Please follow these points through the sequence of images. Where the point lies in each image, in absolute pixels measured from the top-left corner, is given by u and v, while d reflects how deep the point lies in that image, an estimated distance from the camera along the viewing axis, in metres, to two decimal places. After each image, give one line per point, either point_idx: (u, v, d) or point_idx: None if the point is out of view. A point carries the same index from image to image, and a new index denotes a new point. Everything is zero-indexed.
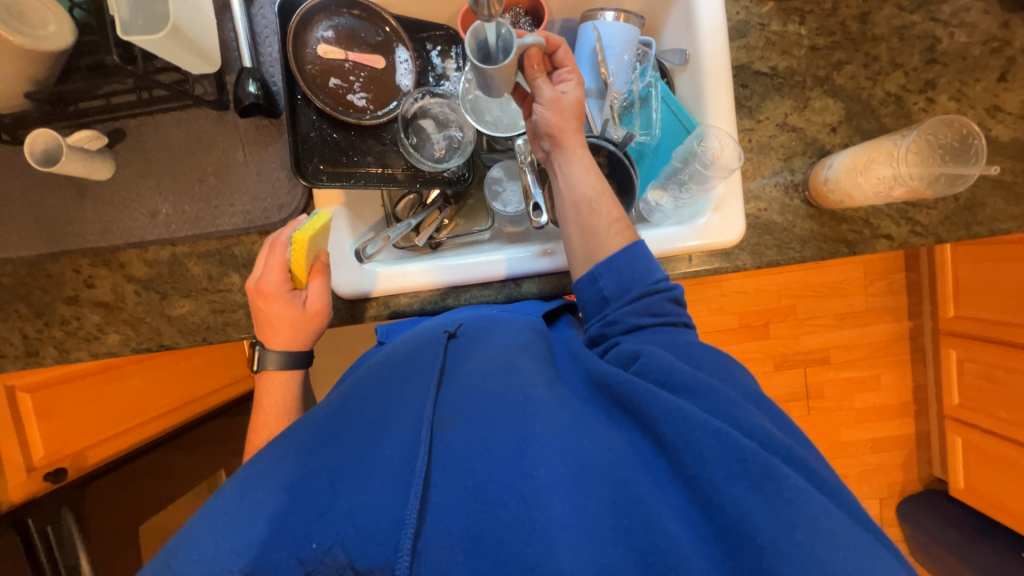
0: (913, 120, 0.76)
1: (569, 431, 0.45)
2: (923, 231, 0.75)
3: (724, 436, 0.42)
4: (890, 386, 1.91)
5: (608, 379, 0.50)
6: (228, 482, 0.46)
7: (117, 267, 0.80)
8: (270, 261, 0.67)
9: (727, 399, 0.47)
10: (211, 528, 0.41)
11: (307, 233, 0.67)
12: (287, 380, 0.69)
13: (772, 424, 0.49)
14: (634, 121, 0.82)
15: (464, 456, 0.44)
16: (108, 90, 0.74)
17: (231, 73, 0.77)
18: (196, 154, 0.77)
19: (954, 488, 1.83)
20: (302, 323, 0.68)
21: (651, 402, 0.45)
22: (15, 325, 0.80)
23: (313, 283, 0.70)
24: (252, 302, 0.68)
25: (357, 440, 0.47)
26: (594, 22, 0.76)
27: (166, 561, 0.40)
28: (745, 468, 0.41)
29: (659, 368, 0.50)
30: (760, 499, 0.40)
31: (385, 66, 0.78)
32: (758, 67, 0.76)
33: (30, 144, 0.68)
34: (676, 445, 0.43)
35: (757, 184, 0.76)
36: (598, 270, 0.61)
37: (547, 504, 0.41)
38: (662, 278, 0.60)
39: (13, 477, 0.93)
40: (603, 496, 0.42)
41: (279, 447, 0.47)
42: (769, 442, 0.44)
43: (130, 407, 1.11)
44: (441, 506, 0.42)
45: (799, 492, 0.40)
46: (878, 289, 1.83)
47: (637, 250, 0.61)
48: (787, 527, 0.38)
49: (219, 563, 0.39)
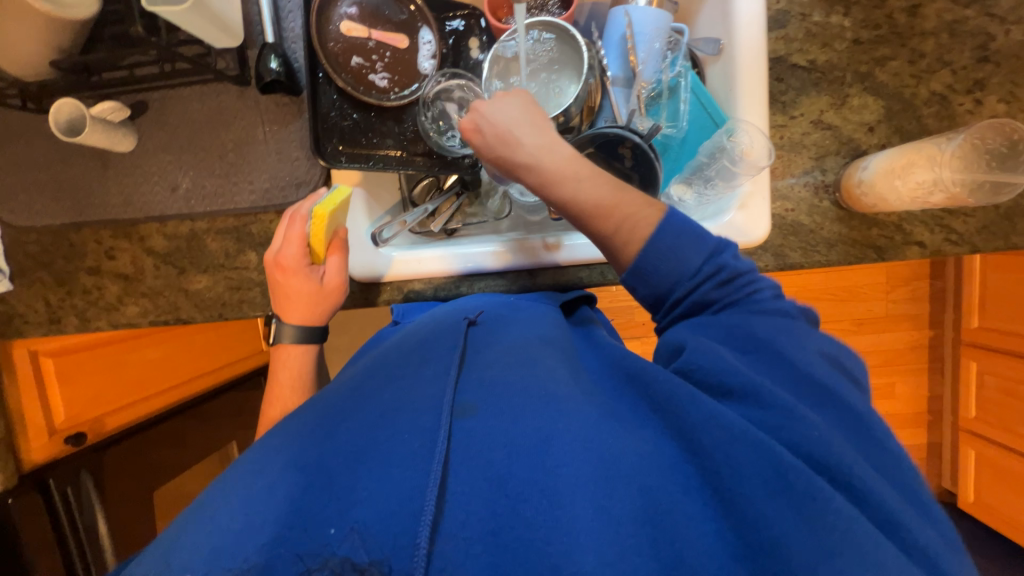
0: (958, 122, 0.72)
1: (596, 431, 0.45)
2: (957, 239, 0.72)
3: (765, 447, 0.42)
4: (905, 394, 1.87)
5: (645, 374, 0.51)
6: (246, 454, 0.48)
7: (137, 240, 0.80)
8: (290, 234, 0.68)
9: (785, 406, 0.45)
10: (230, 502, 0.42)
11: (327, 207, 0.66)
12: (303, 354, 0.70)
13: (847, 441, 0.45)
14: (661, 113, 0.78)
15: (485, 445, 0.44)
16: (131, 61, 0.74)
17: (253, 48, 0.75)
18: (216, 130, 0.76)
19: (963, 501, 1.81)
20: (319, 298, 0.69)
21: (690, 407, 0.46)
22: (39, 293, 0.82)
23: (330, 260, 0.70)
24: (270, 275, 0.69)
25: (374, 421, 0.48)
26: (625, 8, 0.74)
27: (185, 529, 0.41)
28: (789, 487, 0.40)
29: (710, 362, 0.50)
30: (792, 513, 0.39)
31: (408, 45, 0.77)
32: (796, 60, 0.73)
33: (54, 114, 0.68)
34: (710, 454, 0.43)
35: (786, 183, 0.73)
36: (630, 281, 0.57)
37: (569, 503, 0.40)
38: (703, 265, 0.55)
39: (36, 439, 0.94)
40: (628, 501, 0.41)
41: (297, 425, 0.49)
42: (813, 458, 0.43)
43: (147, 375, 1.17)
44: (460, 494, 0.41)
45: (843, 517, 0.39)
46: (900, 295, 1.78)
47: (666, 239, 0.55)
48: (830, 552, 0.38)
49: (238, 533, 0.39)
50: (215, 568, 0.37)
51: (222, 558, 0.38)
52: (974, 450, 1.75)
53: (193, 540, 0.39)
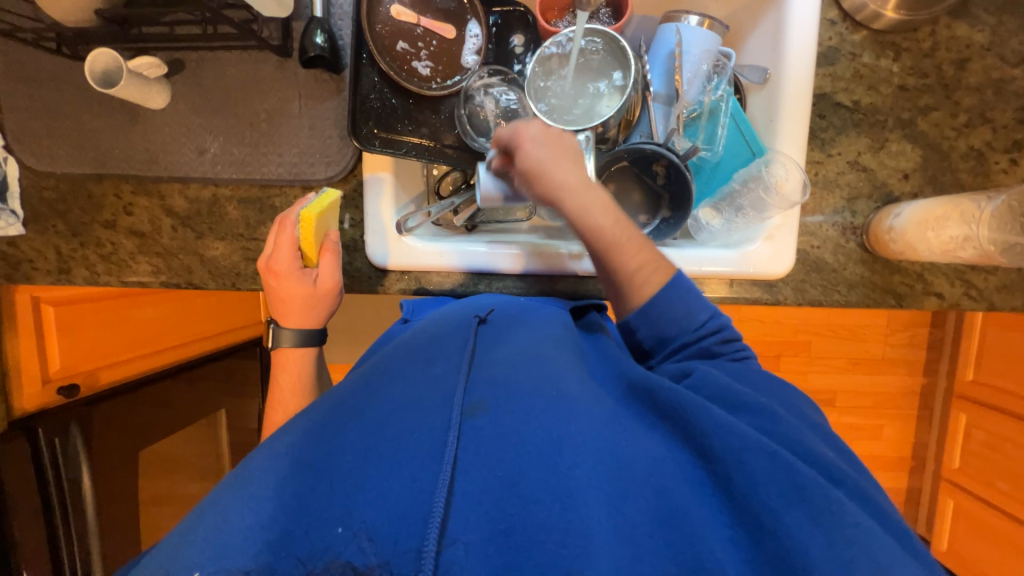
0: (992, 180, 0.72)
1: (607, 434, 0.45)
2: (976, 295, 0.73)
3: (779, 460, 0.42)
4: (891, 437, 1.89)
5: (648, 383, 0.50)
6: (252, 454, 0.46)
7: (157, 199, 0.79)
8: (280, 239, 0.67)
9: (788, 423, 0.47)
10: (237, 501, 0.40)
11: (315, 209, 0.66)
12: (304, 357, 0.69)
13: (826, 444, 0.48)
14: (698, 134, 0.78)
15: (495, 443, 0.44)
16: (173, 17, 0.73)
17: (299, 19, 0.74)
18: (250, 97, 0.75)
19: (935, 548, 1.84)
20: (314, 300, 0.68)
21: (699, 414, 0.45)
22: (51, 241, 0.80)
23: (323, 261, 0.68)
24: (264, 280, 0.68)
25: (385, 416, 0.47)
26: (676, 25, 0.74)
27: (194, 524, 0.41)
28: (805, 495, 0.41)
29: (715, 385, 0.50)
30: (817, 529, 0.39)
31: (455, 36, 0.76)
32: (841, 99, 0.73)
33: (90, 62, 0.67)
34: (724, 460, 0.43)
35: (814, 220, 0.74)
36: (634, 321, 0.60)
37: (582, 505, 0.40)
38: (708, 320, 0.58)
39: (28, 386, 0.94)
40: (641, 504, 0.41)
41: (305, 420, 0.49)
42: (824, 467, 0.44)
43: (146, 334, 1.16)
44: (468, 493, 0.41)
45: (862, 532, 0.39)
46: (898, 340, 1.80)
47: (672, 293, 0.58)
48: (845, 564, 0.38)
49: (244, 535, 0.39)
50: (218, 567, 0.37)
51: (229, 557, 0.37)
52: (953, 500, 1.78)
53: (204, 538, 0.39)
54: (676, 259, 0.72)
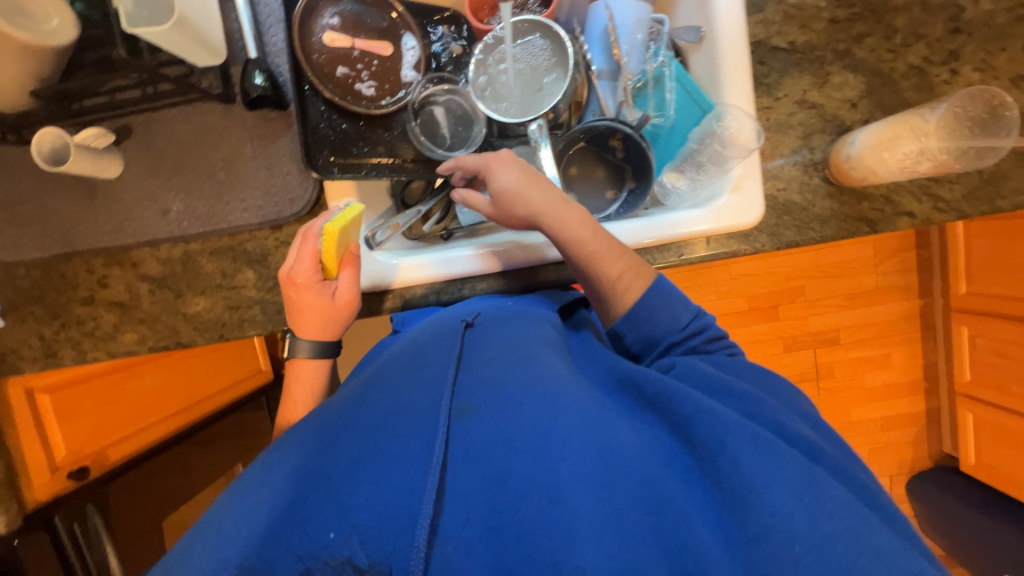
0: (937, 93, 0.74)
1: (593, 422, 0.44)
2: (945, 207, 0.74)
3: (762, 442, 0.42)
4: (902, 364, 1.90)
5: (635, 375, 0.50)
6: (251, 467, 0.47)
7: (130, 266, 0.79)
8: (302, 251, 0.67)
9: (771, 406, 0.48)
10: (232, 518, 0.42)
11: (337, 224, 0.65)
12: (316, 377, 0.69)
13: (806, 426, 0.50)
14: (648, 102, 0.79)
15: (484, 446, 0.43)
16: (112, 85, 0.73)
17: (236, 64, 0.75)
18: (203, 149, 0.76)
19: (965, 465, 1.85)
20: (332, 313, 0.67)
21: (683, 401, 0.45)
22: (32, 327, 0.80)
23: (344, 274, 0.68)
24: (284, 290, 0.68)
25: (372, 427, 0.46)
26: (604, 2, 0.76)
27: (193, 555, 0.40)
28: (784, 474, 0.40)
29: (699, 376, 0.51)
30: (791, 496, 0.39)
31: (392, 52, 0.76)
32: (776, 42, 0.74)
33: (36, 145, 0.67)
34: (708, 445, 0.43)
35: (775, 163, 0.75)
36: (620, 327, 0.61)
37: (571, 498, 0.39)
38: (690, 320, 0.59)
39: (37, 477, 0.92)
40: (629, 491, 0.40)
41: (300, 433, 0.49)
42: (802, 445, 0.45)
43: (148, 403, 1.14)
44: (458, 494, 0.41)
45: (839, 505, 0.39)
46: (889, 268, 1.81)
47: (653, 297, 0.60)
48: (822, 539, 0.37)
49: (240, 548, 0.39)
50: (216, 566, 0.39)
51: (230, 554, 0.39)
52: (971, 414, 1.79)
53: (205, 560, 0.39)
54: (642, 229, 0.73)
